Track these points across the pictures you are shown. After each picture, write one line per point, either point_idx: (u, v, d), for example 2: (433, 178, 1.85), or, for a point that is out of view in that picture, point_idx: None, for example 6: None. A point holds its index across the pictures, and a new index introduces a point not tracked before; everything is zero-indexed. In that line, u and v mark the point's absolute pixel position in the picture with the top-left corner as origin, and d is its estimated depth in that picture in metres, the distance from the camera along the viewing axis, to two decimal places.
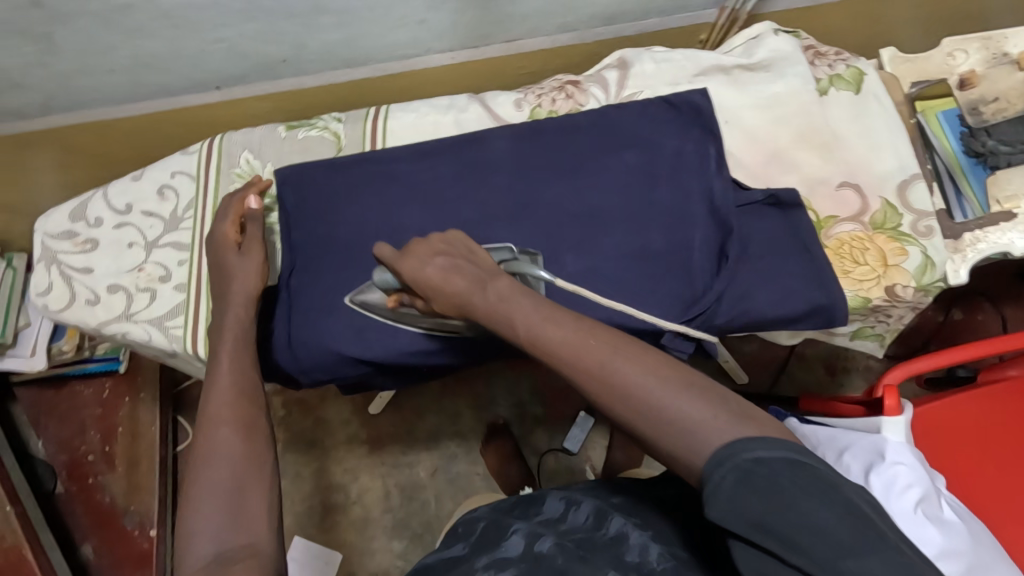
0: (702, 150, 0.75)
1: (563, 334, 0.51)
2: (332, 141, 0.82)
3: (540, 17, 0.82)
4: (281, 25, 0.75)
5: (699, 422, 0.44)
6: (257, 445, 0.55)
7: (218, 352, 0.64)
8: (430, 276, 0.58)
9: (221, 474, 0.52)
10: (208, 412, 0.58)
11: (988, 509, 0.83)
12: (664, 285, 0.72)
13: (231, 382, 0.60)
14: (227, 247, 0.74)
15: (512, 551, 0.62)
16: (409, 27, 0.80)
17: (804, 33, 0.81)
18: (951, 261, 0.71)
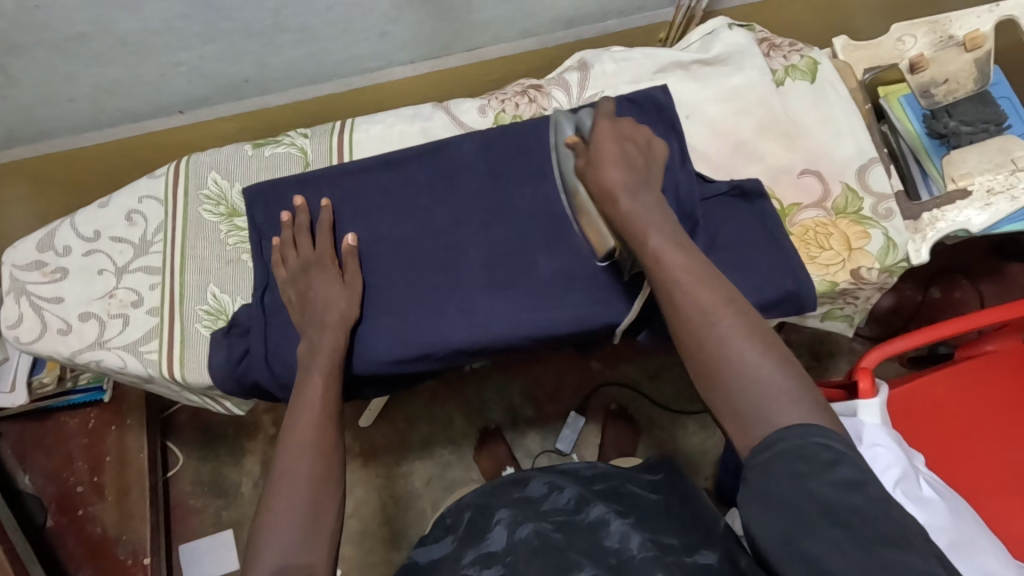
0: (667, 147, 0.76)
1: (693, 274, 0.60)
2: (298, 156, 0.82)
3: (500, 24, 0.82)
4: (241, 44, 0.75)
5: (772, 388, 0.54)
6: (325, 492, 0.63)
7: (311, 373, 0.70)
8: (603, 155, 0.68)
9: (299, 496, 0.62)
10: (290, 441, 0.66)
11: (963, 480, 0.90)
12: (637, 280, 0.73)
13: (314, 417, 0.67)
14: (324, 272, 0.75)
15: (495, 544, 0.70)
16: (371, 40, 0.80)
17: (758, 26, 0.82)
18: (912, 240, 0.72)
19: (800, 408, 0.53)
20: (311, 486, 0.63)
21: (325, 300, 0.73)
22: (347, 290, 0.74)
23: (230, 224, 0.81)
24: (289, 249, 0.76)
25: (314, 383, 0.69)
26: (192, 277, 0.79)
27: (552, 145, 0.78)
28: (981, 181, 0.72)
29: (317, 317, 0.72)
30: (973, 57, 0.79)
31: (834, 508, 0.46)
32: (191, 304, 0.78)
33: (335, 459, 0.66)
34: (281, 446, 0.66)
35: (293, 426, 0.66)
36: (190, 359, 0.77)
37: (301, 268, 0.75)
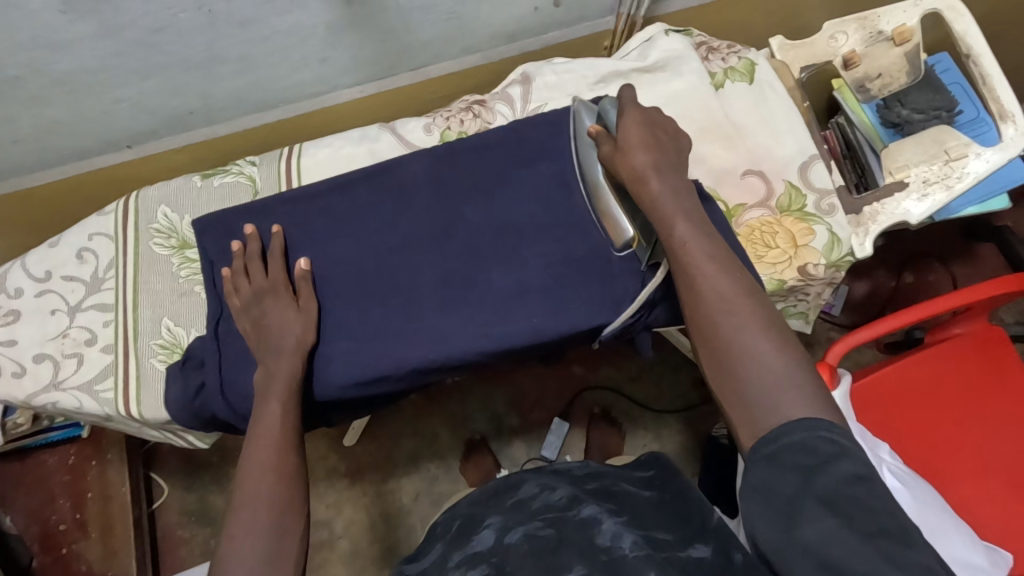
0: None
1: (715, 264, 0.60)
2: (247, 184, 0.82)
3: (442, 43, 0.83)
4: (180, 78, 0.75)
5: (787, 378, 0.54)
6: (285, 517, 0.64)
7: (268, 399, 0.70)
8: (630, 138, 0.67)
9: (259, 521, 0.62)
10: (250, 467, 0.65)
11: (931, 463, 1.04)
12: (589, 289, 0.73)
13: (273, 443, 0.67)
14: (278, 299, 0.74)
15: (482, 544, 0.72)
16: (313, 66, 0.79)
17: (696, 30, 0.83)
18: (855, 235, 0.73)
19: (808, 400, 0.53)
20: (273, 510, 0.63)
21: (280, 327, 0.73)
22: (302, 315, 0.74)
23: (182, 257, 0.81)
24: (240, 279, 0.75)
25: (272, 408, 0.68)
26: (144, 312, 0.79)
27: (573, 135, 0.77)
28: (918, 173, 0.73)
29: (274, 344, 0.72)
30: (903, 50, 0.81)
31: (842, 505, 0.46)
32: (145, 338, 0.78)
33: (295, 484, 0.66)
34: (240, 473, 0.66)
35: (253, 450, 0.66)
36: (145, 395, 0.76)
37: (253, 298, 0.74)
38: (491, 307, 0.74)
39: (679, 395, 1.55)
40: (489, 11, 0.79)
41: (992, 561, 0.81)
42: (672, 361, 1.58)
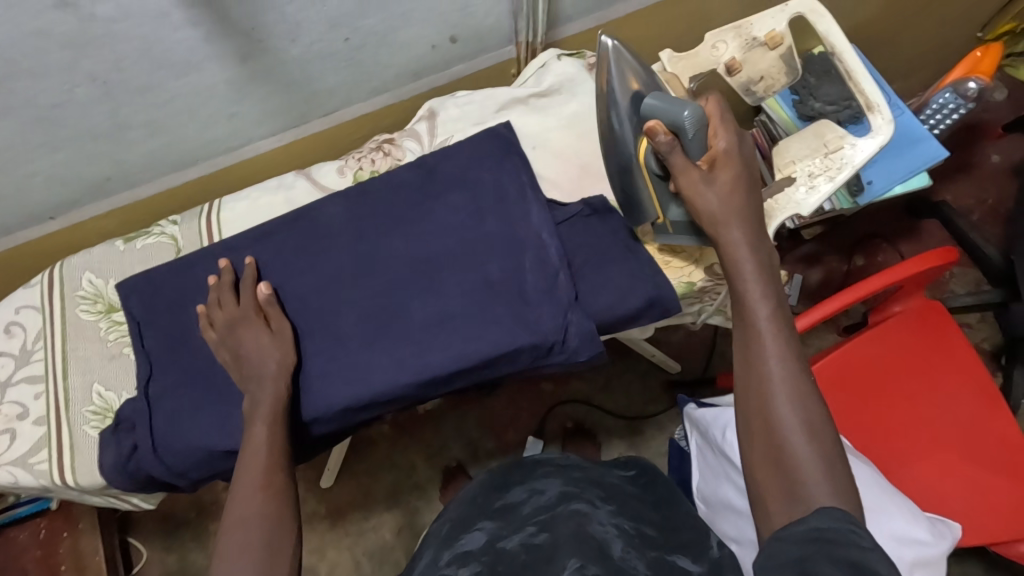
0: (517, 180, 0.79)
1: (782, 358, 0.60)
2: (169, 244, 0.84)
3: (348, 88, 0.85)
4: (90, 147, 0.77)
5: (813, 476, 0.56)
6: (281, 534, 0.64)
7: (255, 421, 0.70)
8: (713, 186, 0.65)
9: (256, 539, 0.63)
10: (240, 490, 0.66)
11: (877, 442, 1.13)
12: (504, 315, 0.75)
13: (262, 461, 0.67)
14: (251, 327, 0.74)
15: (473, 544, 0.73)
16: (223, 122, 0.82)
17: (590, 52, 0.87)
18: None
19: (835, 497, 0.55)
20: (265, 526, 0.64)
21: (256, 355, 0.73)
22: (276, 338, 0.74)
23: (109, 321, 0.82)
24: (212, 311, 0.75)
25: (260, 430, 0.69)
26: (74, 379, 0.79)
27: (612, 84, 0.70)
28: (803, 167, 0.74)
29: (255, 372, 0.72)
30: (778, 53, 0.77)
31: (860, 566, 0.46)
32: (77, 406, 0.78)
33: (285, 500, 0.66)
34: (232, 494, 0.66)
35: (242, 469, 0.67)
36: (80, 463, 0.76)
37: (225, 327, 0.74)
38: (411, 340, 0.75)
39: (649, 399, 1.57)
40: (387, 54, 0.82)
41: (938, 534, 0.83)
42: (638, 366, 1.59)
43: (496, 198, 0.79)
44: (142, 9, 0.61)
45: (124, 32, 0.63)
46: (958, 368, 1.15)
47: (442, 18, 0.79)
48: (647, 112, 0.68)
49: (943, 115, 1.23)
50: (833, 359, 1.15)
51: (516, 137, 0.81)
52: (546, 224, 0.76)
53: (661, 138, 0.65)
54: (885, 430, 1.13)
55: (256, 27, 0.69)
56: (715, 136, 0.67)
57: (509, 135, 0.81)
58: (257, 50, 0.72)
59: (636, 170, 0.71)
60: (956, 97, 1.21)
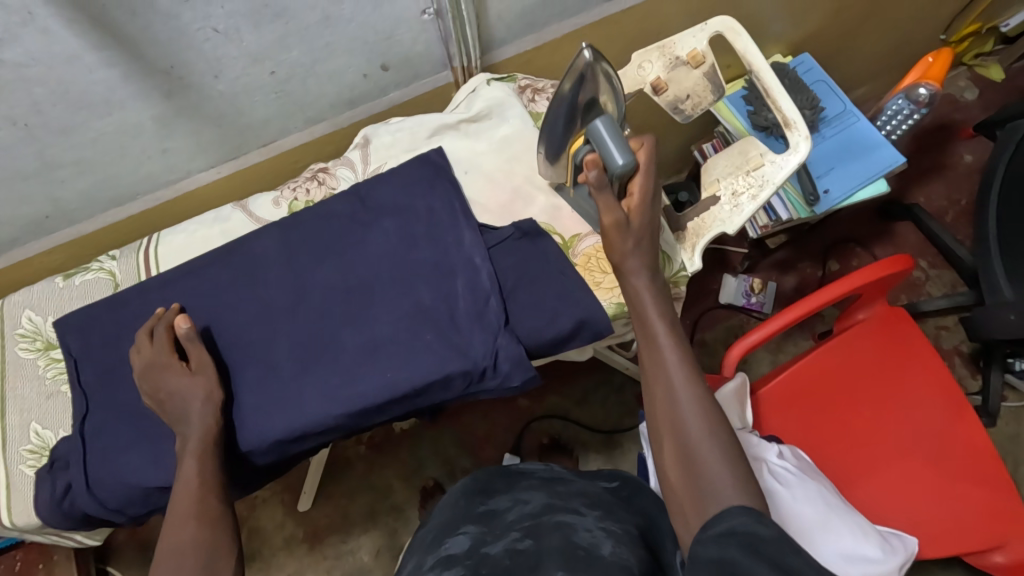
0: (448, 205, 0.79)
1: (684, 373, 0.63)
2: (107, 279, 0.84)
3: (282, 118, 0.86)
4: (23, 187, 0.78)
5: (720, 476, 0.57)
6: (217, 557, 0.64)
7: (185, 455, 0.70)
8: (623, 224, 0.67)
9: (186, 564, 0.63)
10: (173, 519, 0.66)
11: (842, 455, 1.11)
12: (435, 343, 0.75)
13: (193, 491, 0.67)
14: (169, 367, 0.73)
15: (456, 548, 0.73)
16: (157, 157, 0.83)
17: (523, 75, 0.88)
18: (684, 251, 0.74)
19: (740, 490, 0.56)
20: (197, 554, 0.64)
21: (180, 396, 0.72)
22: (196, 377, 0.73)
23: (48, 358, 0.82)
24: (133, 354, 0.75)
25: (190, 463, 0.69)
26: (12, 418, 0.80)
27: (573, 78, 0.67)
28: (726, 185, 0.73)
29: (178, 413, 0.71)
30: (702, 72, 0.78)
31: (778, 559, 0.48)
32: (14, 445, 0.79)
33: (218, 527, 0.66)
34: (166, 523, 0.66)
35: (174, 497, 0.67)
36: (16, 503, 0.76)
37: (142, 371, 0.73)
38: (343, 371, 0.75)
39: (624, 413, 1.55)
40: (317, 84, 0.82)
41: (892, 548, 0.82)
42: (612, 380, 1.58)
43: (427, 224, 0.79)
44: (50, 53, 0.62)
45: (35, 76, 0.64)
46: (922, 374, 1.14)
47: (369, 47, 0.80)
48: (591, 132, 0.68)
49: (898, 121, 1.24)
50: (794, 369, 1.15)
51: (446, 162, 0.82)
52: (476, 249, 0.76)
53: (591, 173, 0.66)
54: (852, 440, 1.12)
55: (175, 65, 0.70)
56: (637, 182, 0.68)
57: (439, 161, 0.81)
58: (179, 86, 0.73)
59: (566, 146, 0.73)
60: (908, 103, 1.22)
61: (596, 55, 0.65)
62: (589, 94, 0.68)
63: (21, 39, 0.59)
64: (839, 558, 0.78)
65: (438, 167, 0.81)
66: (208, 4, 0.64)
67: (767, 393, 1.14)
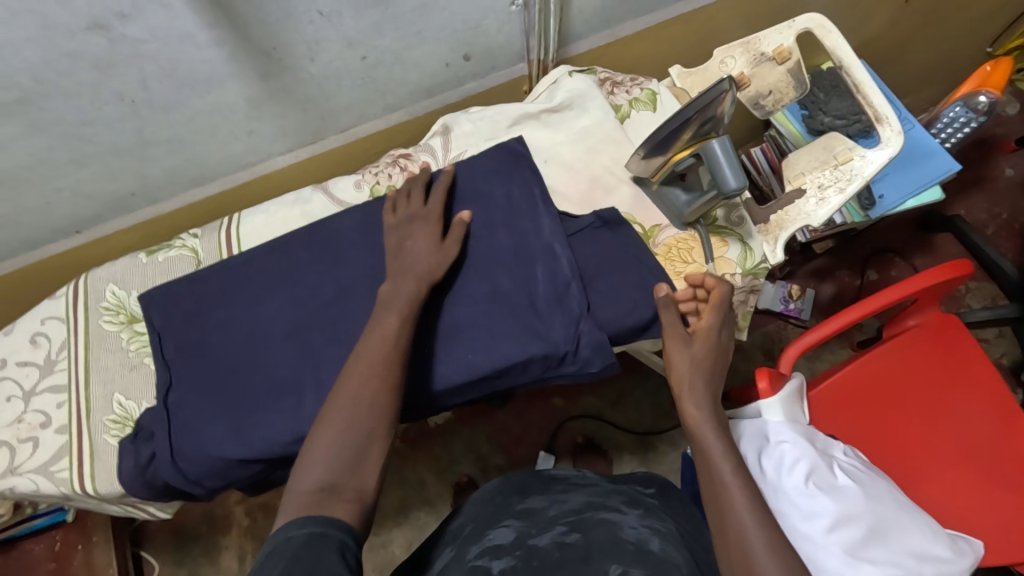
0: (528, 192, 0.80)
1: (752, 505, 0.62)
2: (190, 256, 0.86)
3: (363, 104, 0.88)
4: (116, 163, 0.80)
5: None
6: (380, 425, 0.62)
7: (387, 312, 0.68)
8: (684, 350, 0.71)
9: (359, 415, 0.61)
10: (356, 367, 0.64)
11: (903, 461, 1.08)
12: (516, 326, 0.75)
13: (382, 348, 0.65)
14: (427, 225, 0.76)
15: (502, 539, 0.70)
16: (243, 138, 0.84)
17: (600, 69, 0.89)
18: (766, 242, 0.78)
19: None
20: (370, 416, 0.62)
21: (417, 254, 0.73)
22: (436, 247, 0.74)
23: (131, 331, 0.84)
24: (400, 202, 0.78)
25: (382, 324, 0.67)
26: (95, 390, 0.81)
27: (702, 101, 0.67)
28: (813, 179, 0.78)
29: (403, 268, 0.72)
30: (786, 68, 0.82)
31: None
32: (98, 415, 0.80)
33: (394, 396, 0.64)
34: (345, 371, 0.64)
35: (358, 350, 0.66)
36: (99, 471, 0.78)
37: (400, 221, 0.76)
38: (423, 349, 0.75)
39: (662, 415, 1.52)
40: (402, 72, 0.84)
41: (959, 550, 0.81)
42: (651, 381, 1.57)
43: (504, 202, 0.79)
44: (168, 30, 0.63)
45: (151, 52, 0.65)
46: (977, 391, 1.09)
47: (455, 36, 0.81)
48: (709, 153, 0.67)
49: (954, 128, 1.25)
50: (849, 370, 1.10)
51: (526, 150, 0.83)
52: (558, 238, 0.77)
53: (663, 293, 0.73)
54: (913, 443, 1.08)
55: (277, 46, 0.71)
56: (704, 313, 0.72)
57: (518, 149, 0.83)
58: (277, 69, 0.74)
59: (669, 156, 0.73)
60: (966, 111, 1.22)
61: (733, 85, 0.66)
62: (713, 115, 0.68)
63: (146, 15, 0.61)
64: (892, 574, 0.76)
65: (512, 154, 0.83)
66: None
67: (818, 394, 1.10)
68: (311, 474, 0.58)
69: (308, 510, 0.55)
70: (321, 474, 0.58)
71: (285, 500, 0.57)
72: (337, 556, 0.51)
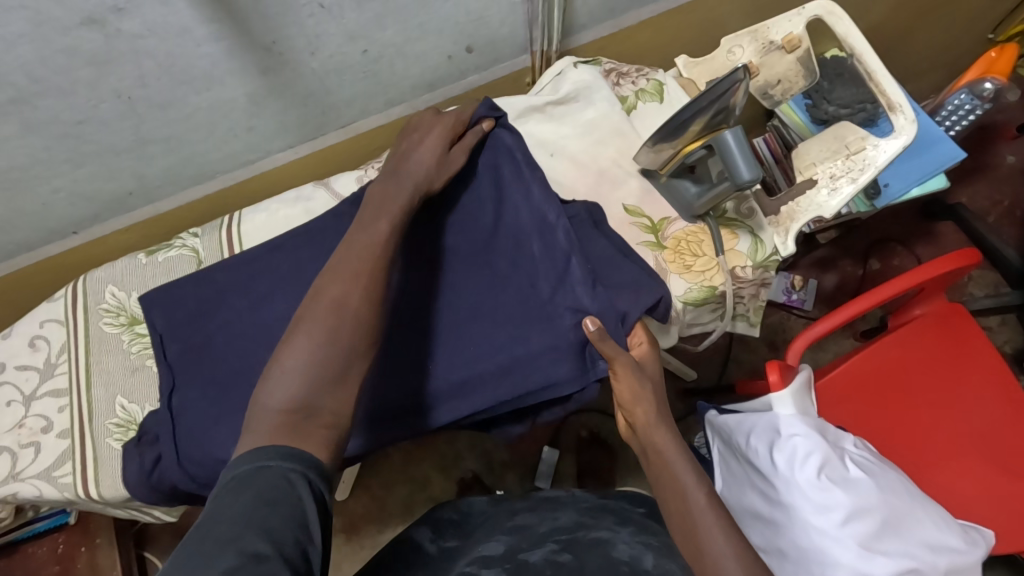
0: (510, 156, 0.77)
1: (725, 530, 0.58)
2: (191, 256, 0.84)
3: (365, 98, 0.86)
4: (113, 163, 0.78)
5: None
6: (357, 338, 0.55)
7: (376, 216, 0.64)
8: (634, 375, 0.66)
9: (338, 331, 0.55)
10: (338, 267, 0.59)
11: (909, 453, 1.07)
12: (513, 317, 0.74)
13: (367, 251, 0.60)
14: (434, 134, 0.73)
15: (491, 551, 0.72)
16: (243, 135, 0.82)
17: (605, 59, 0.88)
18: (777, 234, 0.77)
19: None
20: (355, 327, 0.55)
21: (418, 159, 0.71)
22: (440, 160, 0.72)
23: (132, 333, 0.82)
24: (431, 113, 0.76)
25: (366, 235, 0.62)
26: (97, 393, 0.80)
27: (714, 90, 0.66)
28: (824, 169, 0.77)
29: (402, 169, 0.70)
30: (795, 57, 0.81)
31: None
32: (101, 419, 0.79)
33: (375, 307, 0.57)
34: (325, 272, 0.59)
35: (339, 256, 0.60)
36: (104, 475, 0.77)
37: (410, 130, 0.74)
38: (417, 355, 0.72)
39: None
40: (404, 65, 0.82)
41: (972, 541, 0.80)
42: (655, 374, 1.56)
43: (474, 139, 0.76)
44: (166, 25, 0.62)
45: (147, 48, 0.63)
46: (985, 381, 1.09)
47: (458, 28, 0.80)
48: (721, 145, 0.66)
49: (958, 116, 1.25)
50: (854, 360, 1.10)
51: (501, 112, 0.79)
52: (550, 207, 0.75)
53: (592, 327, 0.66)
54: (919, 433, 1.08)
55: (277, 40, 0.69)
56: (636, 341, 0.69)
57: (490, 115, 0.78)
58: (277, 63, 0.73)
59: (680, 147, 0.72)
60: (971, 98, 1.21)
61: (747, 75, 0.65)
62: (724, 105, 0.67)
63: (142, 9, 0.59)
64: (905, 565, 0.75)
65: (472, 128, 0.77)
66: None
67: (826, 384, 1.09)
68: (281, 388, 0.52)
69: (285, 430, 0.49)
70: (294, 388, 0.51)
71: (253, 417, 0.51)
72: (310, 493, 0.46)
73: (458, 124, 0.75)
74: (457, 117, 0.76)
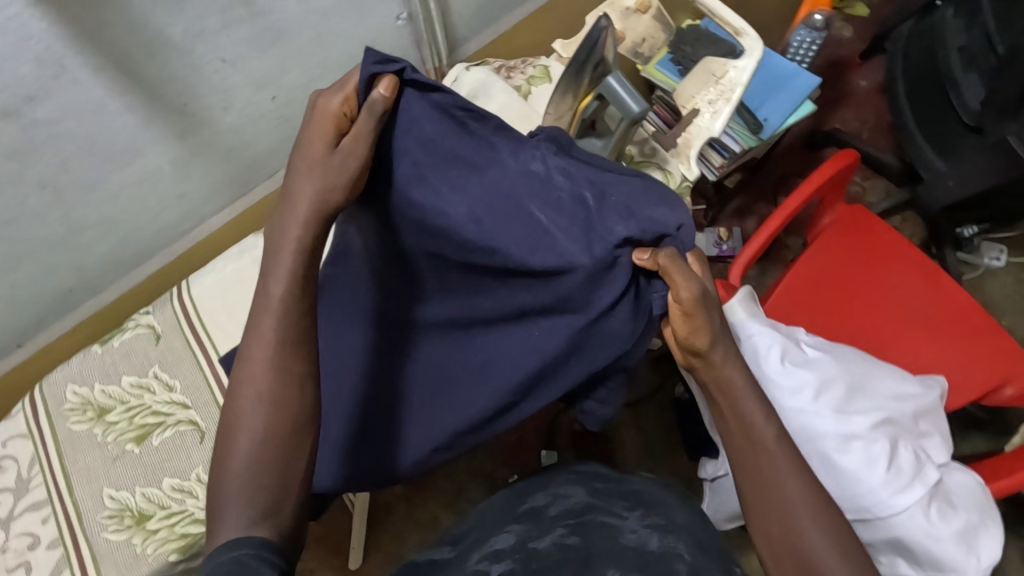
0: (443, 116, 0.56)
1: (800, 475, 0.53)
2: (148, 332, 0.84)
3: (284, 145, 0.90)
4: (50, 258, 0.78)
5: None
6: (290, 436, 0.50)
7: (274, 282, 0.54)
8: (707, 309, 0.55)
9: (261, 438, 0.50)
10: (244, 362, 0.52)
11: (861, 342, 1.16)
12: (503, 349, 0.61)
13: (268, 341, 0.52)
14: (317, 144, 0.55)
15: (502, 544, 0.60)
16: (174, 204, 0.85)
17: (492, 60, 0.97)
18: (681, 163, 0.87)
19: None
20: (278, 422, 0.50)
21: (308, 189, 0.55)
22: (335, 170, 0.55)
23: (104, 423, 0.80)
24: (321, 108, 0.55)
25: (257, 330, 0.52)
26: (81, 492, 0.77)
27: (589, 41, 0.74)
28: (703, 98, 0.87)
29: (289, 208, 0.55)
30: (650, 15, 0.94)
31: None
32: (91, 516, 0.76)
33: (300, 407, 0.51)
34: (236, 372, 0.52)
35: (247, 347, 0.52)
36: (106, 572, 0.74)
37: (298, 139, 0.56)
38: (392, 407, 0.66)
39: None
40: None
41: (927, 384, 0.89)
42: None
43: (371, 123, 0.53)
44: (79, 105, 0.65)
45: (66, 131, 0.67)
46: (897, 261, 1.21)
47: (354, 59, 0.87)
48: (606, 89, 0.74)
49: (805, 49, 1.40)
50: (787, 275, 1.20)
51: (398, 57, 0.54)
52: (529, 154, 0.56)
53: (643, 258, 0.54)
54: (864, 322, 1.17)
55: (188, 102, 0.74)
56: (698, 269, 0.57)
57: (385, 68, 0.53)
58: (193, 125, 0.77)
59: (573, 107, 0.80)
60: (810, 32, 1.39)
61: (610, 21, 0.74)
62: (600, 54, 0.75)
63: (53, 93, 0.63)
64: (879, 416, 0.82)
65: (364, 105, 0.54)
66: (217, 33, 0.69)
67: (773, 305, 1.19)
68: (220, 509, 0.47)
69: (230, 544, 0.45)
70: (234, 510, 0.46)
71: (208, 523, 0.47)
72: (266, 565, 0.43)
73: (342, 114, 0.55)
74: (346, 96, 0.55)
